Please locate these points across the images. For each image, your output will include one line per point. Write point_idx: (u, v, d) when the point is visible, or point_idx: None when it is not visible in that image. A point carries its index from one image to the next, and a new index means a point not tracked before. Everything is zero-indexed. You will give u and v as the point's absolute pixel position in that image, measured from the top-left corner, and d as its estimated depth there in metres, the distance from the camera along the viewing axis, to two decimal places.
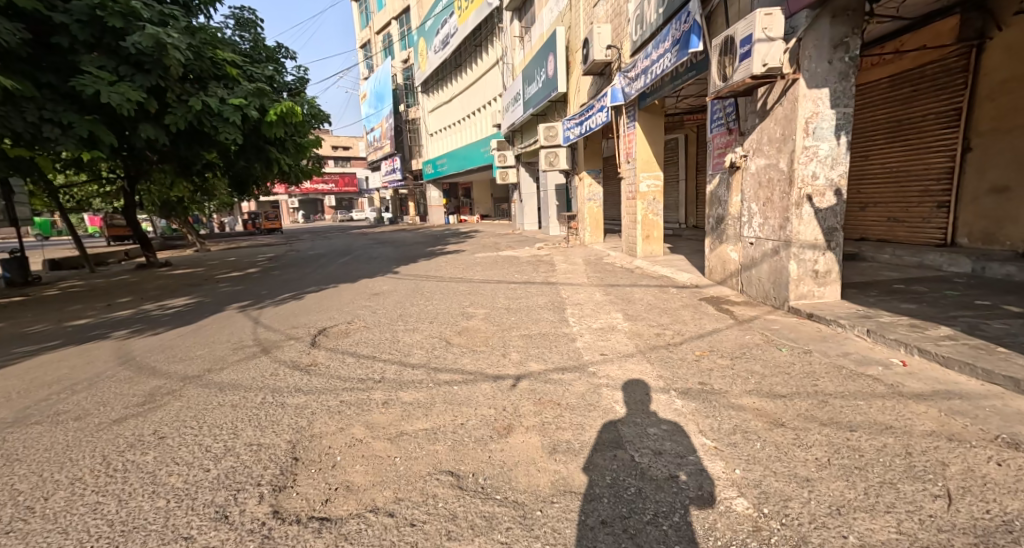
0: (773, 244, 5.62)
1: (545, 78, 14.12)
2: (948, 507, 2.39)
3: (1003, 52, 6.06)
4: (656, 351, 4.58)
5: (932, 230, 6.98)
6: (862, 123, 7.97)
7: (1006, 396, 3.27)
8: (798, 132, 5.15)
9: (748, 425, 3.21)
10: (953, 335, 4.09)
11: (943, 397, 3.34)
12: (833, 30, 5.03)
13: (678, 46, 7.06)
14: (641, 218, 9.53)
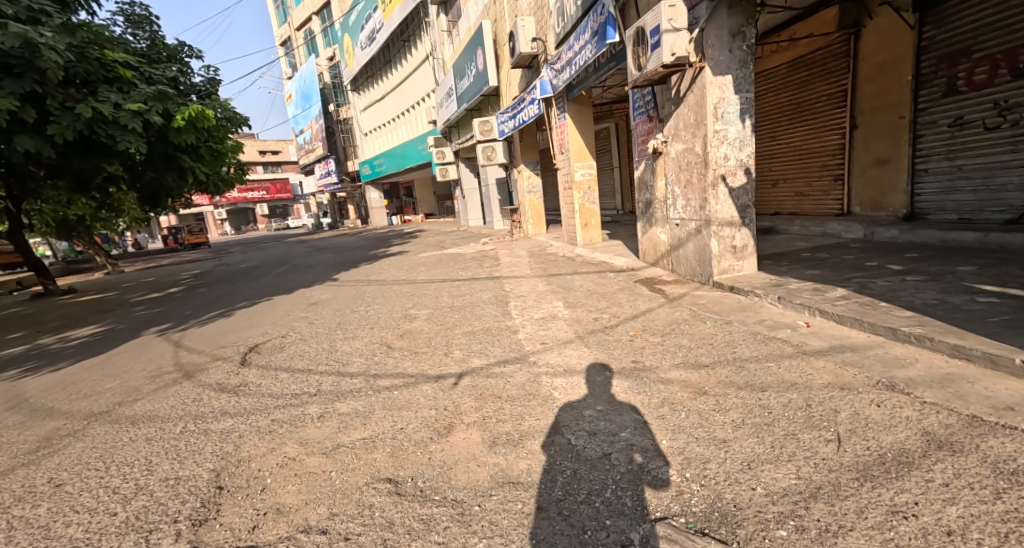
0: (695, 224, 5.86)
1: (476, 73, 13.87)
2: (838, 449, 2.50)
3: (874, 38, 6.57)
4: (594, 335, 4.52)
5: (831, 202, 7.58)
6: (767, 106, 8.48)
7: (887, 343, 3.50)
8: (708, 117, 5.36)
9: (674, 396, 3.22)
10: (847, 295, 4.39)
11: (838, 350, 3.53)
12: (730, 20, 5.27)
13: (598, 38, 7.14)
14: (578, 208, 9.57)
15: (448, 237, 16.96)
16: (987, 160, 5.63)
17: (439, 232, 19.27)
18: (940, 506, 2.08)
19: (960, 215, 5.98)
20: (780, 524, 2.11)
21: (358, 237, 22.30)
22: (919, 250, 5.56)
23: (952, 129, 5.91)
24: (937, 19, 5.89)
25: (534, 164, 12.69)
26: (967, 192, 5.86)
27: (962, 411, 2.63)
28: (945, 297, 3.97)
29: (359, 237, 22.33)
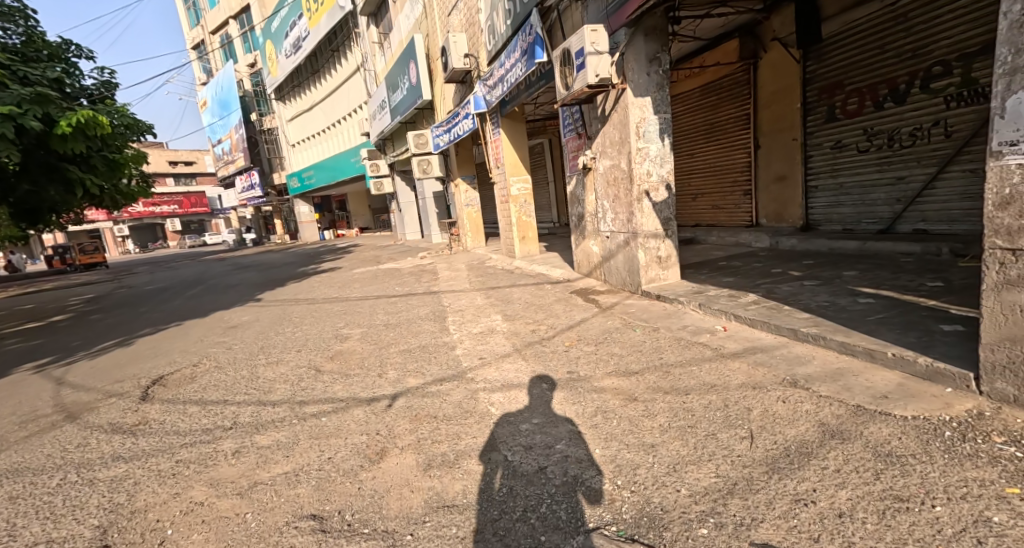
0: (624, 236, 6.10)
1: (409, 85, 13.72)
2: (751, 445, 2.65)
3: (770, 69, 7.23)
4: (531, 348, 4.56)
5: (742, 215, 8.19)
6: (684, 126, 9.05)
7: (790, 343, 3.80)
8: (631, 135, 5.63)
9: (607, 404, 3.30)
10: (757, 300, 4.73)
11: (751, 352, 3.78)
12: (647, 45, 5.56)
13: (526, 56, 7.22)
14: (516, 220, 9.68)
15: (385, 251, 16.62)
16: (862, 178, 6.33)
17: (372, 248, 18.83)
18: (833, 491, 2.25)
19: (844, 226, 6.67)
20: (702, 522, 2.19)
21: (281, 254, 21.33)
22: (812, 257, 6.14)
23: (834, 151, 6.60)
24: (816, 56, 6.59)
25: (471, 178, 12.65)
26: (848, 206, 6.56)
27: (849, 401, 2.90)
28: (836, 299, 4.39)
29: (282, 254, 21.37)
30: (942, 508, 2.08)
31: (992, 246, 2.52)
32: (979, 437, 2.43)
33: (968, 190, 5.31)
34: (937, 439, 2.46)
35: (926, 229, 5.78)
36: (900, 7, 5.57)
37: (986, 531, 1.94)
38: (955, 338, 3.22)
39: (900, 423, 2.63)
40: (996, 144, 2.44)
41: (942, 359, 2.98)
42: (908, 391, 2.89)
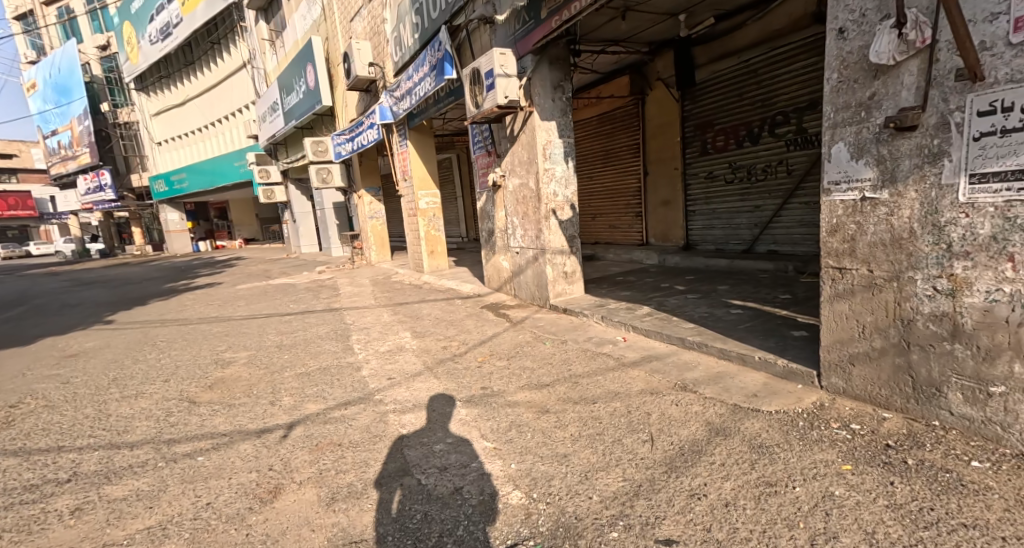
0: (532, 252, 6.38)
1: (306, 89, 13.16)
2: (652, 447, 2.93)
3: (656, 104, 7.94)
4: (443, 365, 4.62)
5: (634, 235, 8.85)
6: (584, 151, 9.67)
7: (679, 350, 4.22)
8: (538, 156, 5.94)
9: (521, 418, 3.47)
10: (651, 312, 5.19)
11: (648, 360, 4.14)
12: (551, 73, 5.92)
13: (436, 71, 7.33)
14: (425, 235, 9.72)
15: (277, 265, 15.66)
16: (730, 205, 7.14)
17: (259, 262, 17.62)
18: (720, 483, 2.55)
19: (716, 246, 7.47)
20: (612, 526, 2.36)
21: (141, 268, 19.14)
22: (694, 272, 6.84)
23: (707, 181, 7.40)
24: (692, 97, 7.39)
25: (377, 190, 12.50)
26: (719, 229, 7.37)
27: (729, 401, 3.29)
28: (716, 309, 4.97)
29: (144, 268, 19.21)
30: (801, 487, 2.44)
31: (826, 267, 3.02)
32: (823, 424, 2.89)
33: (807, 218, 6.21)
34: (794, 429, 2.89)
35: (776, 250, 6.63)
36: (752, 63, 6.45)
37: (832, 504, 2.30)
38: (801, 343, 3.78)
39: (767, 417, 3.04)
40: (827, 182, 2.95)
41: (796, 360, 3.49)
42: (772, 389, 3.35)
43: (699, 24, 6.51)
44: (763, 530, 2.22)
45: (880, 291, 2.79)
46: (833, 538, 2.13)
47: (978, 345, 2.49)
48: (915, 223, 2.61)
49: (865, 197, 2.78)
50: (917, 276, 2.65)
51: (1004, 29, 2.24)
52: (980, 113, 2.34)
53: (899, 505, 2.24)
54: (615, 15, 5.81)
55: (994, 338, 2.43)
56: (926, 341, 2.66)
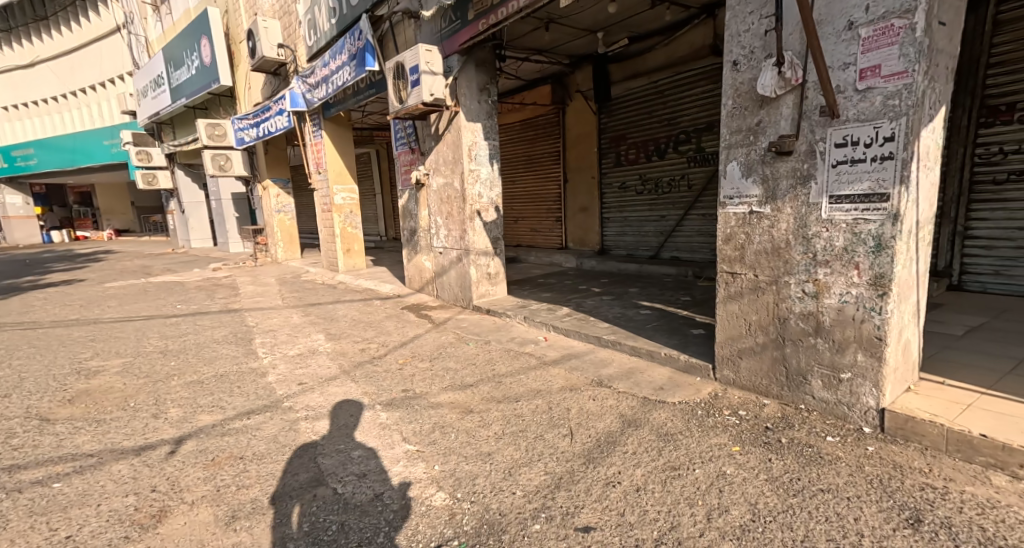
0: (456, 252, 6.44)
1: (199, 65, 12.15)
2: (571, 441, 3.12)
3: (575, 113, 8.30)
4: (361, 369, 4.55)
5: (554, 239, 9.18)
6: (508, 155, 9.89)
7: (596, 348, 4.49)
8: (464, 156, 6.01)
9: (444, 419, 3.52)
10: (570, 312, 5.45)
11: (567, 358, 4.37)
12: (477, 76, 6.03)
13: (355, 61, 7.10)
14: (340, 232, 9.39)
15: (159, 261, 14.19)
16: (640, 214, 7.60)
17: (137, 257, 15.86)
18: (632, 470, 2.77)
19: (628, 252, 7.93)
20: (535, 519, 2.47)
21: None
22: (608, 276, 7.25)
23: (620, 190, 7.84)
24: (608, 110, 7.80)
25: (285, 181, 11.77)
26: (630, 236, 7.83)
27: (639, 395, 3.56)
28: (627, 310, 5.32)
29: None
30: (700, 469, 2.71)
31: (720, 272, 3.37)
32: (717, 411, 3.22)
33: (705, 228, 6.77)
34: (695, 417, 3.19)
35: (679, 256, 7.18)
36: (660, 84, 6.94)
37: (725, 483, 2.57)
38: (700, 340, 4.17)
39: (672, 408, 3.34)
40: (723, 196, 3.29)
41: (696, 356, 3.85)
42: (676, 382, 3.67)
43: (614, 43, 6.89)
44: (668, 510, 2.44)
45: (763, 293, 3.17)
46: (724, 512, 2.39)
47: (835, 339, 2.90)
48: (789, 235, 3.00)
49: (753, 210, 3.14)
50: (791, 281, 3.03)
51: (853, 77, 2.65)
52: (836, 145, 2.75)
53: (776, 478, 2.56)
54: (538, 25, 6.02)
55: (846, 333, 2.85)
56: (798, 337, 3.06)
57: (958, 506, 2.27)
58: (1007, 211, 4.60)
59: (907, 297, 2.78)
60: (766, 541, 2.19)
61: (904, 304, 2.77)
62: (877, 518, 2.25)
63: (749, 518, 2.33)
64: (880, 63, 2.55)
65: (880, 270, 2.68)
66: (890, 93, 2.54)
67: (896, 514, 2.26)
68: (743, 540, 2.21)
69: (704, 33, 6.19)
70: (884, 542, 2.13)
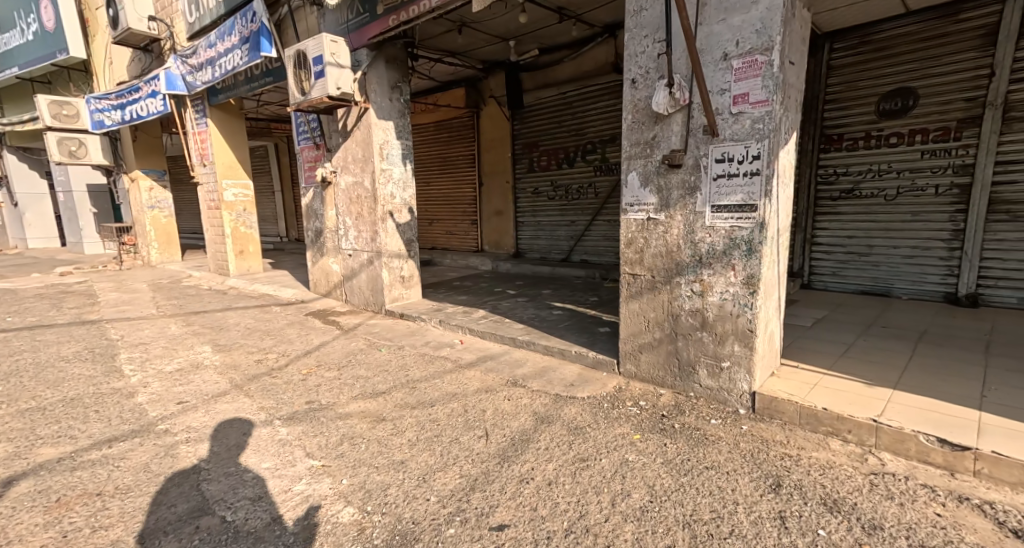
0: (367, 255, 6.28)
1: (43, 30, 10.67)
2: (486, 442, 3.19)
3: (490, 117, 8.44)
4: (256, 382, 4.29)
5: (470, 242, 9.24)
6: (421, 156, 9.81)
7: (510, 349, 4.61)
8: (375, 155, 5.88)
9: (353, 430, 3.44)
10: (486, 314, 5.55)
11: (483, 360, 4.45)
12: (388, 73, 5.94)
13: (247, 45, 6.67)
14: (231, 232, 8.80)
15: None
16: (552, 219, 7.89)
17: None
18: (544, 465, 2.90)
19: (541, 255, 8.19)
20: (449, 523, 2.50)
21: None
22: (522, 278, 7.44)
23: (534, 196, 8.09)
24: (521, 117, 8.01)
25: (160, 173, 10.83)
26: (544, 240, 8.10)
27: (551, 393, 3.72)
28: (541, 310, 5.52)
29: None
30: (605, 458, 2.90)
31: (623, 273, 3.62)
32: (621, 403, 3.46)
33: (611, 233, 7.17)
34: (602, 409, 3.41)
35: (588, 260, 7.53)
36: (569, 95, 7.25)
37: (626, 471, 2.77)
38: (607, 337, 4.43)
39: (581, 402, 3.53)
40: (624, 203, 3.53)
41: (603, 353, 4.08)
42: (584, 379, 3.87)
43: (526, 52, 7.13)
44: (577, 500, 2.59)
45: (659, 292, 3.45)
46: (627, 496, 2.58)
47: (716, 333, 3.24)
48: (680, 240, 3.30)
49: (650, 217, 3.41)
50: (682, 281, 3.33)
51: (727, 102, 2.99)
52: (715, 160, 3.07)
53: (671, 460, 2.81)
54: (451, 27, 6.06)
55: (725, 327, 3.18)
56: (687, 331, 3.37)
57: (808, 469, 2.65)
58: (847, 221, 5.33)
59: (771, 293, 3.17)
60: (661, 520, 2.40)
61: (769, 299, 3.15)
62: (749, 487, 2.55)
63: (648, 500, 2.54)
64: (748, 91, 2.90)
65: (751, 271, 3.03)
66: (756, 118, 2.90)
67: (762, 482, 2.58)
68: (641, 520, 2.41)
69: (606, 51, 6.58)
70: (755, 507, 2.42)
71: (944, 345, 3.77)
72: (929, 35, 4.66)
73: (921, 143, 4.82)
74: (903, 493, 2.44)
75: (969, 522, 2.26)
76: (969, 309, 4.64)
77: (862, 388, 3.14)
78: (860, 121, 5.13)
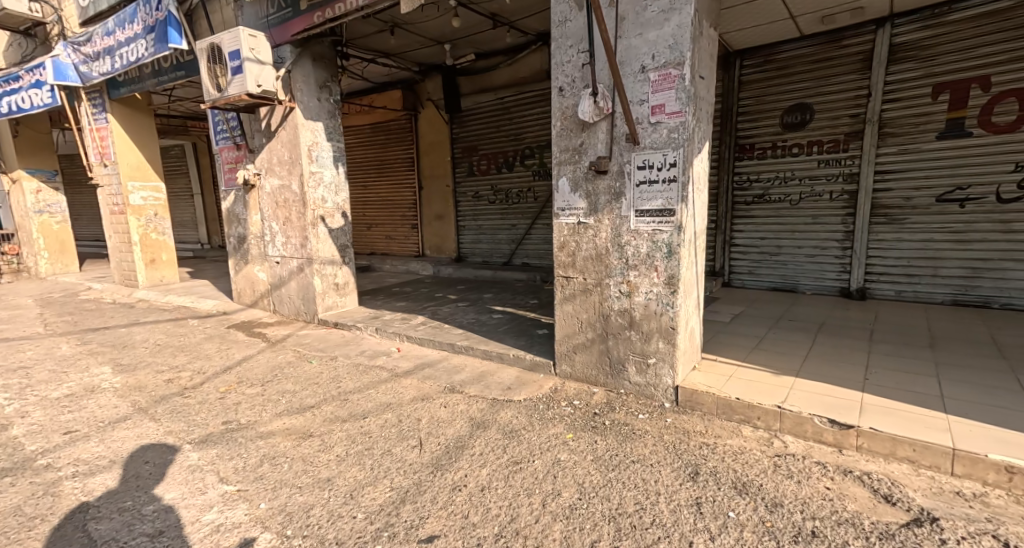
0: (296, 262, 6.03)
1: None
2: (419, 451, 3.16)
3: (428, 120, 8.37)
4: (163, 405, 4.00)
5: (410, 246, 9.07)
6: (358, 159, 9.55)
7: (448, 355, 4.59)
8: (303, 157, 5.67)
9: (276, 449, 3.30)
10: (424, 321, 5.49)
11: (420, 368, 4.39)
12: (316, 71, 5.76)
13: (152, 35, 6.25)
14: (139, 238, 8.16)
15: None
16: (494, 223, 7.92)
17: None
18: (477, 471, 2.91)
19: (484, 259, 8.19)
20: (377, 539, 2.45)
21: None
22: (464, 283, 7.41)
23: (475, 200, 8.09)
24: (460, 121, 7.99)
25: (50, 173, 9.85)
26: (485, 244, 8.11)
27: (487, 398, 3.74)
28: (481, 315, 5.52)
29: None
30: (538, 460, 2.95)
31: (557, 277, 3.70)
32: (555, 403, 3.54)
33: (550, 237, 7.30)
34: (536, 411, 3.47)
35: (529, 263, 7.63)
36: (506, 101, 7.33)
37: (557, 471, 2.84)
38: (544, 339, 4.52)
39: (516, 405, 3.58)
40: (556, 208, 3.62)
41: (539, 355, 4.16)
42: (521, 381, 3.93)
43: (461, 57, 7.15)
44: (508, 504, 2.62)
45: (591, 294, 3.56)
46: (556, 495, 2.65)
47: (643, 331, 3.38)
48: (609, 243, 3.42)
49: (581, 221, 3.51)
50: (611, 282, 3.46)
51: (646, 112, 3.15)
52: (637, 167, 3.22)
53: (600, 457, 2.91)
54: (383, 28, 5.97)
55: (650, 325, 3.34)
56: (616, 330, 3.50)
57: (722, 456, 2.83)
58: (761, 223, 5.71)
59: (691, 291, 3.36)
60: (588, 516, 2.48)
61: (689, 297, 3.34)
62: (671, 477, 2.69)
63: (577, 498, 2.61)
64: (664, 102, 3.07)
65: (672, 272, 3.20)
66: (672, 128, 3.07)
67: (682, 471, 2.73)
68: (570, 518, 2.48)
69: (541, 58, 6.76)
70: (674, 496, 2.55)
71: (840, 336, 4.13)
72: (820, 58, 5.13)
73: (818, 153, 5.26)
74: (800, 471, 2.66)
75: (851, 492, 2.50)
76: (863, 301, 5.11)
77: (772, 378, 3.39)
78: (767, 133, 5.54)
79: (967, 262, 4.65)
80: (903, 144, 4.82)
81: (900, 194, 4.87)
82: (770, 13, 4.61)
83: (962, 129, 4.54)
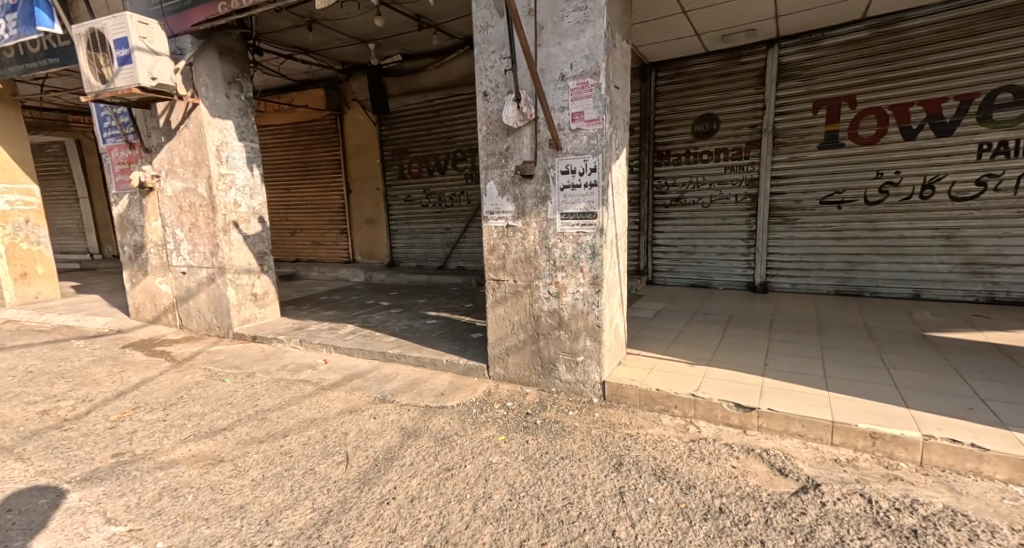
0: (206, 272, 5.52)
1: None
2: (345, 467, 3.02)
3: (354, 121, 8.06)
4: (38, 440, 3.48)
5: (340, 252, 8.63)
6: (277, 161, 8.92)
7: (380, 364, 4.43)
8: (211, 157, 5.20)
9: (179, 479, 2.99)
10: (353, 329, 5.25)
11: (348, 380, 4.19)
12: (222, 66, 5.32)
13: (13, 14, 5.43)
14: (6, 249, 7.02)
15: None
16: (427, 226, 7.77)
17: None
18: (407, 482, 2.84)
19: (418, 264, 7.99)
20: None
21: None
22: (396, 288, 7.18)
23: (406, 203, 7.89)
24: (388, 123, 7.77)
25: None
26: (418, 248, 7.93)
27: (418, 406, 3.66)
28: (414, 321, 5.39)
29: None
30: (469, 465, 2.94)
31: (488, 279, 3.73)
32: (487, 406, 3.55)
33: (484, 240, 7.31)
34: (468, 416, 3.46)
35: (464, 266, 7.57)
36: (436, 103, 7.28)
37: (490, 474, 2.84)
38: (478, 342, 4.51)
39: (448, 412, 3.53)
40: (484, 211, 3.64)
41: (473, 359, 4.14)
42: (456, 386, 3.89)
43: (387, 57, 6.96)
44: (439, 512, 2.58)
45: (521, 296, 3.62)
46: (488, 498, 2.65)
47: (571, 330, 3.50)
48: (536, 246, 3.50)
49: (509, 224, 3.57)
50: (539, 283, 3.54)
51: (567, 119, 3.26)
52: (561, 171, 3.33)
53: (531, 456, 2.97)
54: (299, 23, 5.66)
55: (578, 324, 3.46)
56: (546, 331, 3.58)
57: (642, 445, 3.00)
58: (676, 225, 6.13)
59: (613, 290, 3.52)
60: (518, 516, 2.52)
61: (612, 296, 3.50)
62: (596, 470, 2.80)
63: (508, 499, 2.64)
64: (583, 110, 3.20)
65: (595, 272, 3.34)
66: (591, 134, 3.21)
67: (606, 462, 2.86)
68: (500, 520, 2.49)
69: (468, 62, 6.80)
70: (598, 488, 2.66)
71: (745, 327, 4.53)
72: (722, 72, 5.63)
73: (724, 159, 5.76)
74: (710, 453, 2.90)
75: (752, 468, 2.76)
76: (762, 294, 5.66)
77: (687, 369, 3.64)
78: (680, 140, 5.97)
79: (846, 257, 5.32)
80: (793, 152, 5.42)
81: (792, 197, 5.48)
82: (675, 30, 4.98)
83: (836, 141, 5.21)
